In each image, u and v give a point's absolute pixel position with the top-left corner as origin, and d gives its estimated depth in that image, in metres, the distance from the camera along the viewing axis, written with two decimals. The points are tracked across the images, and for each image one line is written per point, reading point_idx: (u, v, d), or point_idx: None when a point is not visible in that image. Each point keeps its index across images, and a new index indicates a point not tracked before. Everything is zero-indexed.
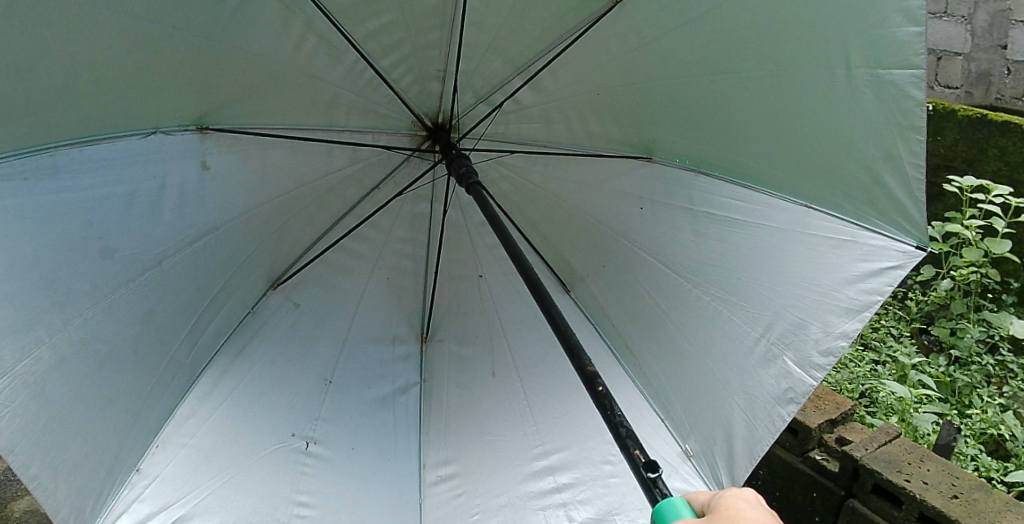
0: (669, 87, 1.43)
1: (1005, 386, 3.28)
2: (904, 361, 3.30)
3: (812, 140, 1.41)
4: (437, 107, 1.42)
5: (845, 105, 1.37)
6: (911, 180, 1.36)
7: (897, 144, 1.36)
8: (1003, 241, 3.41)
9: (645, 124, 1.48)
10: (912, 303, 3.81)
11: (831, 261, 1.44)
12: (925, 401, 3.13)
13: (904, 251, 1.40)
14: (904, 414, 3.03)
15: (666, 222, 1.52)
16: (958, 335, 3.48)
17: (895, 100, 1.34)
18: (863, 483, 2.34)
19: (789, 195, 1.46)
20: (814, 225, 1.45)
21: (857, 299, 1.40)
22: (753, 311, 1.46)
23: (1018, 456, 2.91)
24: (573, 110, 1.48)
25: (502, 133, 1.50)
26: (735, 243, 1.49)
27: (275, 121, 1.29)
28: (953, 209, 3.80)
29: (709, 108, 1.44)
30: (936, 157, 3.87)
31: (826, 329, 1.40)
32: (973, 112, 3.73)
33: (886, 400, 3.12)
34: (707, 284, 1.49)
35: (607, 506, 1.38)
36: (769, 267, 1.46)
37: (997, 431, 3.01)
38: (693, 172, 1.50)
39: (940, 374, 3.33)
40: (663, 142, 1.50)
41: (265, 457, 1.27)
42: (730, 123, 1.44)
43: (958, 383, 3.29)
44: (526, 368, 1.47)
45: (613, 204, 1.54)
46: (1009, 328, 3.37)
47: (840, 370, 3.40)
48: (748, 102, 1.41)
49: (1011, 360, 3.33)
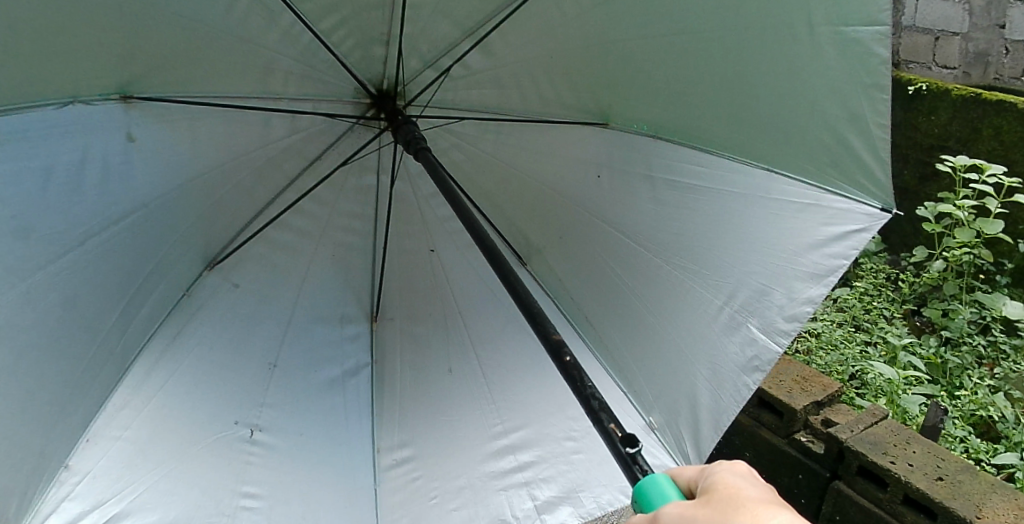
0: (625, 51, 1.39)
1: (996, 367, 3.28)
2: (894, 342, 3.32)
3: (772, 102, 1.40)
4: (381, 73, 1.39)
5: (808, 67, 1.36)
6: (875, 139, 1.37)
7: (861, 103, 1.36)
8: (997, 221, 3.37)
9: (601, 91, 1.45)
10: (903, 283, 3.80)
11: (795, 226, 1.46)
12: (913, 380, 3.14)
13: (869, 214, 1.43)
14: (893, 396, 3.04)
15: (624, 188, 1.51)
16: (950, 316, 3.48)
17: (859, 58, 1.33)
18: (848, 465, 2.33)
19: (752, 160, 1.46)
20: (776, 189, 1.47)
21: (822, 263, 1.43)
22: (715, 279, 1.47)
23: (1008, 437, 2.91)
24: (527, 75, 1.44)
25: (451, 102, 1.47)
26: (694, 210, 1.49)
27: (206, 89, 1.25)
28: (946, 190, 3.77)
29: (668, 73, 1.40)
30: (931, 138, 3.83)
31: (791, 296, 1.44)
32: (968, 92, 3.68)
33: (875, 382, 3.12)
34: (667, 253, 1.49)
35: (571, 483, 1.46)
36: (733, 234, 1.48)
37: (987, 413, 3.02)
38: (648, 138, 1.49)
39: (931, 356, 3.32)
40: (619, 109, 1.47)
41: (208, 446, 1.26)
42: (690, 88, 1.41)
43: (949, 365, 3.28)
44: (482, 345, 1.50)
45: (569, 171, 1.52)
46: (1001, 309, 3.35)
47: (830, 351, 3.37)
48: (709, 66, 1.38)
49: (1003, 341, 3.33)
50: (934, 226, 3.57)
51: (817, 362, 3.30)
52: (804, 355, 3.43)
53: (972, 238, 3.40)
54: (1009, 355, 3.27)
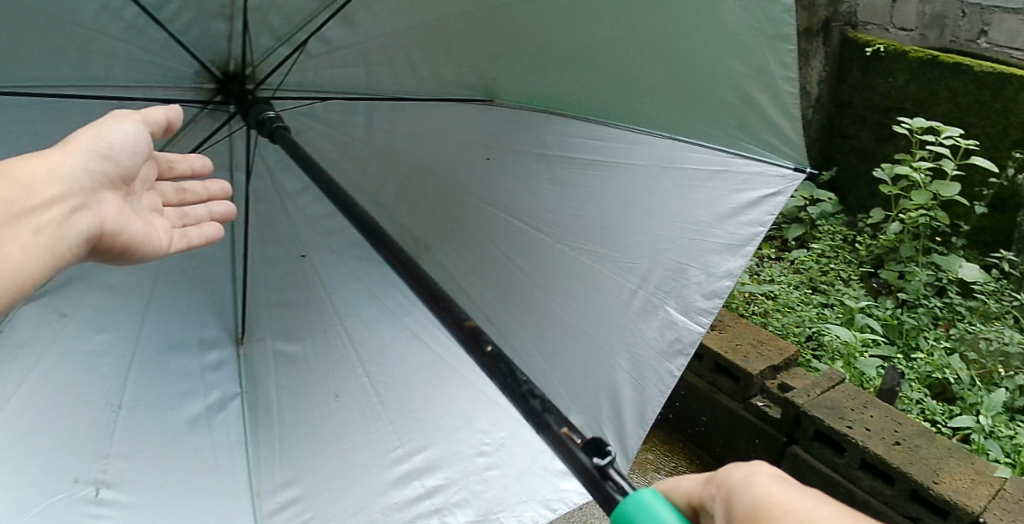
0: (504, 18, 1.40)
1: (953, 327, 3.28)
2: (852, 304, 3.33)
3: (676, 63, 1.47)
4: (226, 51, 1.36)
5: (708, 35, 1.42)
6: (780, 93, 1.48)
7: (766, 57, 1.44)
8: (953, 184, 3.36)
9: (484, 68, 1.48)
10: (859, 243, 3.80)
11: (709, 193, 1.58)
12: (870, 342, 3.17)
13: (783, 175, 1.57)
14: (850, 358, 3.08)
15: (519, 164, 1.56)
16: (905, 278, 3.48)
17: (761, 7, 1.39)
18: (804, 429, 2.44)
19: (654, 129, 1.59)
20: (680, 158, 1.58)
21: (738, 232, 1.56)
22: (627, 260, 1.56)
23: (963, 399, 2.95)
24: (396, 48, 1.43)
25: (313, 83, 1.46)
26: (594, 187, 1.57)
27: (14, 76, 1.17)
28: (903, 151, 3.75)
29: (558, 44, 1.44)
30: (888, 100, 3.80)
31: (708, 272, 1.56)
32: (925, 54, 3.64)
33: (832, 344, 3.15)
34: (573, 239, 1.57)
35: (488, 504, 1.55)
36: (648, 208, 1.57)
37: (942, 374, 3.04)
38: (541, 113, 1.56)
39: (887, 317, 3.33)
40: (502, 86, 1.52)
41: (42, 512, 1.25)
42: (581, 55, 1.47)
43: (905, 326, 3.29)
44: (370, 360, 1.56)
45: (455, 159, 1.54)
46: (955, 272, 3.36)
47: (787, 313, 3.37)
48: (600, 32, 1.42)
49: (959, 302, 3.31)
50: (892, 188, 3.53)
51: (773, 324, 3.32)
52: (759, 315, 3.42)
53: (929, 201, 3.38)
54: (965, 315, 3.26)
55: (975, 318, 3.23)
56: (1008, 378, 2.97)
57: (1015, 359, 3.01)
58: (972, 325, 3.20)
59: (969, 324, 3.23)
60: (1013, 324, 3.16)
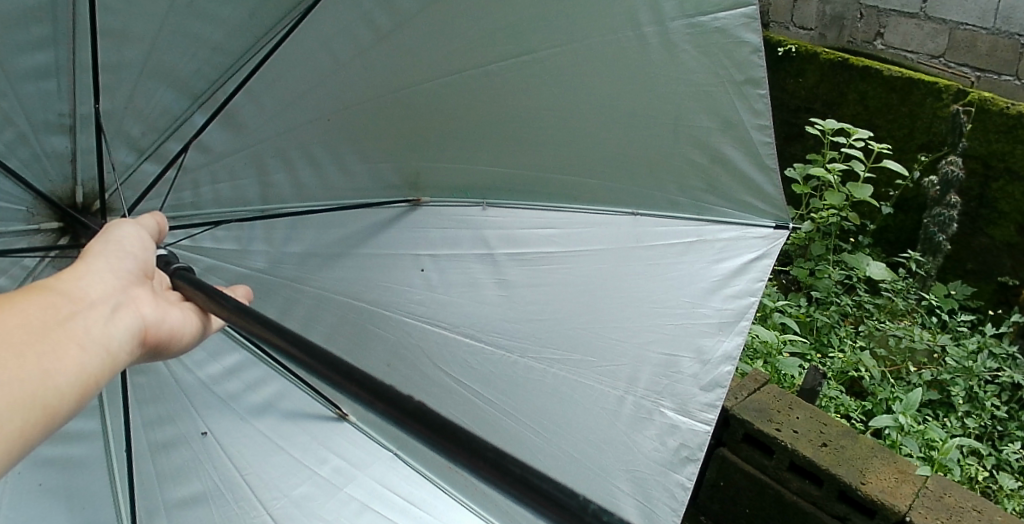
0: (415, 97, 1.47)
1: (861, 325, 3.28)
2: (768, 303, 3.33)
3: (638, 113, 1.53)
4: (71, 182, 1.25)
5: (665, 98, 1.51)
6: (745, 140, 1.54)
7: (729, 105, 1.51)
8: (865, 187, 3.37)
9: (408, 159, 1.55)
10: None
11: (689, 268, 1.60)
12: (789, 343, 3.16)
13: (764, 237, 1.63)
14: (768, 357, 3.07)
15: (461, 272, 1.59)
16: (817, 276, 3.50)
17: (717, 45, 1.47)
18: (734, 432, 2.73)
19: (619, 205, 1.65)
20: (649, 233, 1.63)
21: (728, 307, 1.55)
22: (605, 365, 1.52)
23: (874, 395, 2.95)
24: (294, 149, 1.43)
25: (192, 204, 1.40)
26: (557, 278, 1.59)
27: None
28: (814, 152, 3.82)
29: (495, 115, 1.52)
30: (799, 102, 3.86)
31: (702, 359, 1.52)
32: (836, 56, 3.70)
33: (749, 342, 3.15)
34: (535, 351, 1.53)
35: None
36: (628, 300, 1.56)
37: (855, 372, 3.03)
38: (479, 206, 1.64)
39: (800, 315, 3.31)
40: (427, 181, 1.60)
41: None
42: (515, 134, 1.55)
43: (816, 323, 3.28)
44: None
45: (381, 277, 1.55)
46: (865, 270, 3.38)
47: None
48: (540, 99, 1.51)
49: (867, 300, 3.32)
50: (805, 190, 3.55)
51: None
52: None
53: (842, 202, 3.39)
54: (873, 313, 3.26)
55: (883, 316, 3.24)
56: (916, 374, 2.98)
57: (921, 355, 3.06)
58: (881, 323, 3.22)
59: (877, 321, 3.24)
60: (918, 321, 3.21)
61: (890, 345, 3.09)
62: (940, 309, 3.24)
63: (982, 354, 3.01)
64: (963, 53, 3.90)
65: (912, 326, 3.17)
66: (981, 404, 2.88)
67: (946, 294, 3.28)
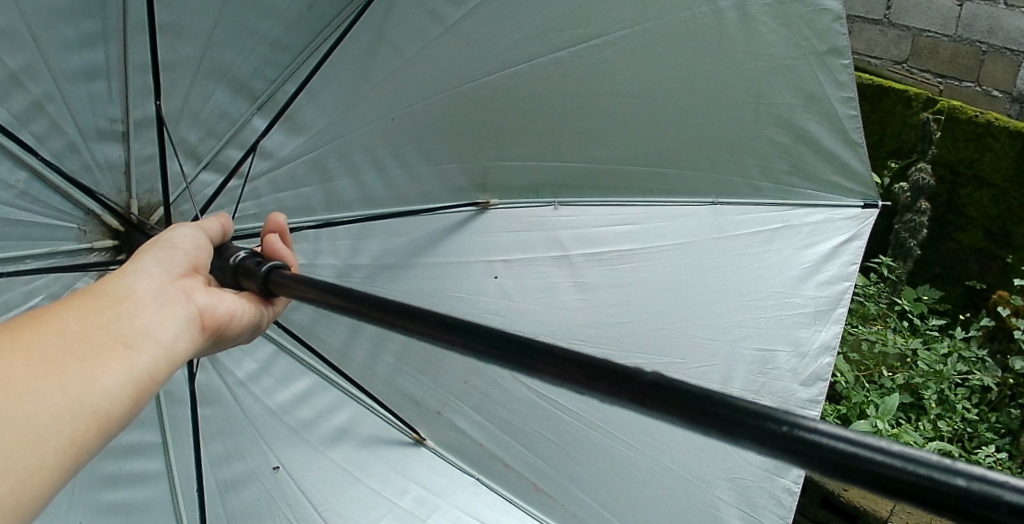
0: (492, 91, 1.48)
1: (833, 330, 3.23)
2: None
3: (720, 91, 1.59)
4: (126, 194, 1.20)
5: (745, 76, 1.60)
6: (831, 115, 1.65)
7: (813, 83, 1.62)
8: None
9: (483, 159, 1.56)
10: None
11: (777, 257, 1.68)
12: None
13: (852, 215, 1.72)
14: None
15: (537, 276, 1.60)
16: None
17: (807, 21, 1.57)
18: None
19: (697, 198, 1.70)
20: (729, 225, 1.69)
21: (821, 293, 1.67)
22: (704, 360, 1.59)
23: (849, 397, 2.91)
24: (358, 152, 1.42)
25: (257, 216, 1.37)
26: (644, 276, 1.63)
27: None
28: None
29: (573, 104, 1.55)
30: None
31: (800, 351, 1.63)
32: None
33: None
34: (631, 351, 1.56)
35: None
36: (718, 292, 1.63)
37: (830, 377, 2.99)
38: (552, 207, 1.65)
39: None
40: (495, 186, 1.60)
41: None
42: (593, 121, 1.57)
43: None
44: None
45: (462, 282, 1.56)
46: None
47: None
48: (620, 85, 1.54)
49: None
50: None
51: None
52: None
53: None
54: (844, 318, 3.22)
55: (855, 319, 3.19)
56: (888, 377, 2.96)
57: (893, 358, 3.02)
58: (853, 327, 3.16)
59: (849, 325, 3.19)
60: (890, 325, 3.14)
61: (863, 350, 3.05)
62: (910, 314, 3.19)
63: (952, 357, 2.98)
64: (925, 59, 3.97)
65: (884, 331, 3.11)
66: (953, 407, 2.85)
67: (916, 299, 3.27)
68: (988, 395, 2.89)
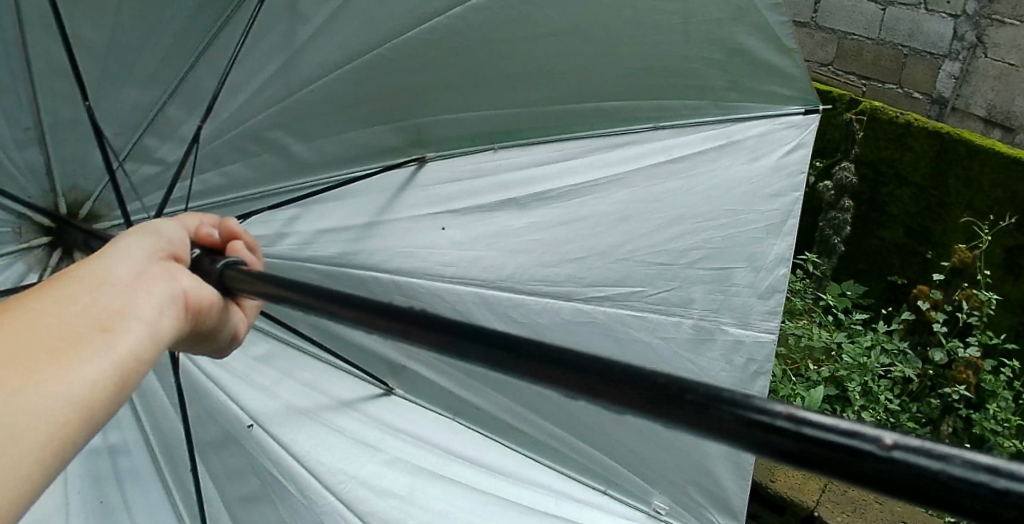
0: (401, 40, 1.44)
1: None
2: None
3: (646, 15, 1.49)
4: (50, 192, 1.28)
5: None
6: (762, 25, 1.55)
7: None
8: None
9: (409, 114, 1.53)
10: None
11: (726, 176, 1.71)
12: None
13: (795, 117, 1.72)
14: None
15: (484, 224, 1.62)
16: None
17: None
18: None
19: (637, 126, 1.68)
20: (675, 148, 1.70)
21: (772, 207, 1.71)
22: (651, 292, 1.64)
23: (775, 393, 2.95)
24: (264, 143, 1.46)
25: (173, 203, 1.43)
26: (586, 209, 1.65)
27: None
28: None
29: (490, 49, 1.48)
30: None
31: (755, 271, 1.69)
32: None
33: None
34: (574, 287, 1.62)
35: None
36: (660, 225, 1.66)
37: None
38: (490, 152, 1.64)
39: None
40: (428, 140, 1.59)
41: None
42: (514, 64, 1.51)
43: None
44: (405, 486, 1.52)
45: (416, 238, 1.58)
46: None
47: None
48: (531, 25, 1.47)
49: None
50: None
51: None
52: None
53: None
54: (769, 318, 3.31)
55: (780, 316, 3.29)
56: (814, 370, 3.02)
57: (818, 351, 3.10)
58: (780, 323, 3.25)
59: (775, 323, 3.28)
60: (816, 320, 3.23)
61: (790, 343, 3.14)
62: (835, 308, 3.27)
63: (875, 349, 3.04)
64: (849, 61, 4.12)
65: (810, 326, 3.19)
66: (877, 398, 2.90)
67: (840, 294, 3.38)
68: (909, 386, 3.00)
